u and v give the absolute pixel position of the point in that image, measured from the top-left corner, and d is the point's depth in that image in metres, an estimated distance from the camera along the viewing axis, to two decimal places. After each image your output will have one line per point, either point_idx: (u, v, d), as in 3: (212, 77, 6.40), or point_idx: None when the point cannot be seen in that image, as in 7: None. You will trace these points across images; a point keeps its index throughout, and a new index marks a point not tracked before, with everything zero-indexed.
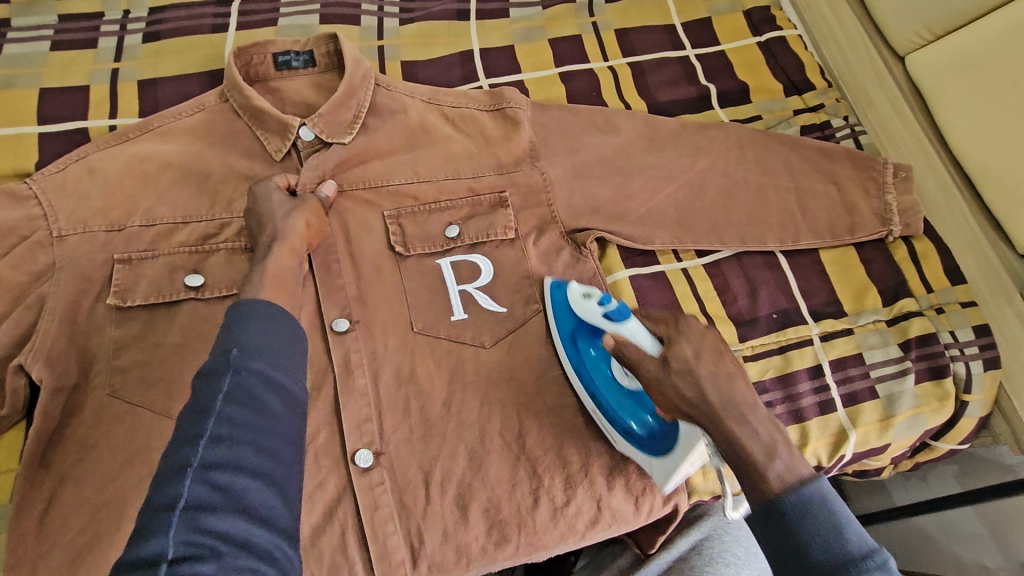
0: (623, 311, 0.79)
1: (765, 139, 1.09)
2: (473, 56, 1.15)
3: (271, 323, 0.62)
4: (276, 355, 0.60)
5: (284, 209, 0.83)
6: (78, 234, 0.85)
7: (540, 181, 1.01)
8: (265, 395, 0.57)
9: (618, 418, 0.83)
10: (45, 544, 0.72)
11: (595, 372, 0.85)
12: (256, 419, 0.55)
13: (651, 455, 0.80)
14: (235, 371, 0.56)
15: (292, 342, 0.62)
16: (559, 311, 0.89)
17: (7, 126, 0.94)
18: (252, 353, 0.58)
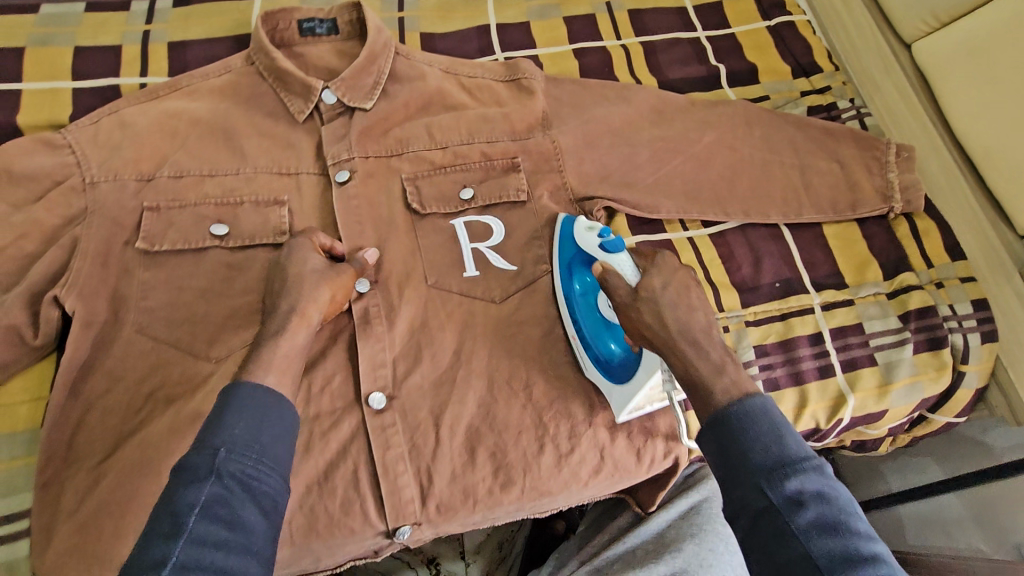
0: (618, 244, 0.79)
1: (772, 117, 1.12)
2: (490, 30, 1.19)
3: (263, 416, 0.65)
4: (262, 452, 0.63)
5: (307, 278, 0.82)
6: (109, 181, 0.88)
7: (551, 148, 1.04)
8: (267, 426, 0.65)
9: (592, 343, 0.86)
10: (72, 467, 0.75)
11: (582, 302, 0.88)
12: (255, 447, 0.63)
13: (613, 382, 0.84)
14: (218, 480, 0.60)
15: (281, 433, 0.66)
16: (564, 240, 0.92)
17: (43, 80, 0.98)
18: (238, 458, 0.61)
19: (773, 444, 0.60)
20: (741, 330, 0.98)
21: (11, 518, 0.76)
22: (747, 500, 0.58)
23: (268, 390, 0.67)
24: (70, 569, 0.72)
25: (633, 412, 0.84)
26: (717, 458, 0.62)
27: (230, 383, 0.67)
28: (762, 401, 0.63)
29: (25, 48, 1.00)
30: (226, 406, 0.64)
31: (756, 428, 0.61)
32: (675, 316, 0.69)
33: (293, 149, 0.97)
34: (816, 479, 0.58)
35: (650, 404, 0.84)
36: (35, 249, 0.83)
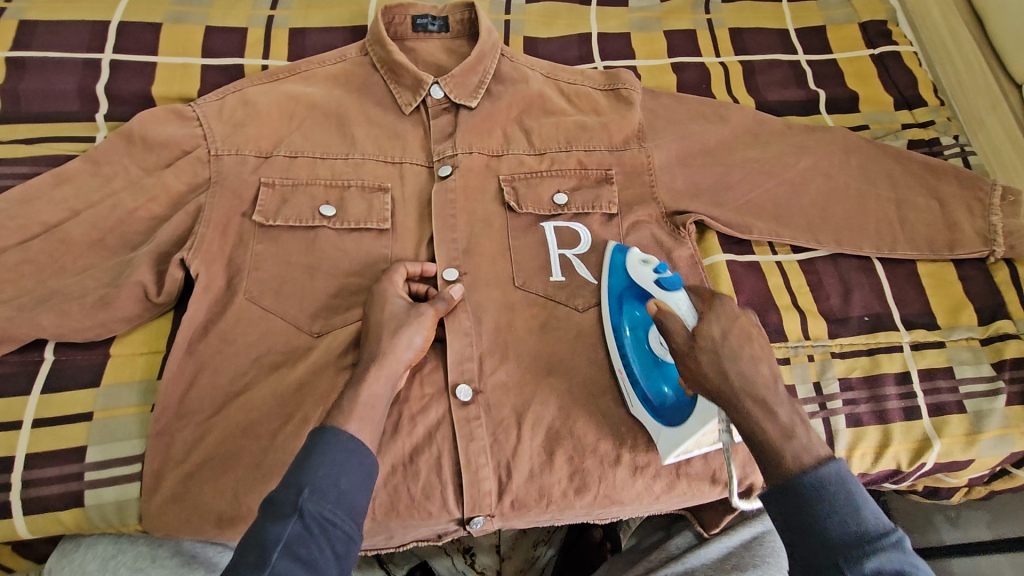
0: (676, 280, 0.82)
1: (872, 147, 1.10)
2: (590, 39, 1.20)
3: (346, 461, 0.65)
4: (342, 498, 0.63)
5: (397, 321, 0.82)
6: (232, 155, 0.93)
7: (646, 161, 1.04)
8: (347, 468, 0.64)
9: (642, 385, 0.85)
10: (182, 420, 0.80)
11: (631, 340, 0.87)
12: (337, 496, 0.62)
13: (664, 424, 0.82)
14: (300, 521, 0.60)
15: (361, 479, 0.65)
16: (614, 270, 0.92)
17: (176, 55, 1.04)
18: (319, 500, 0.61)
19: (848, 514, 0.59)
20: (826, 360, 0.97)
21: (125, 462, 0.79)
22: (819, 567, 0.58)
23: (353, 434, 0.67)
24: (173, 517, 0.77)
25: (680, 455, 0.83)
26: (788, 520, 0.62)
27: (319, 425, 0.67)
28: (840, 468, 0.62)
29: (161, 24, 1.06)
30: (315, 447, 0.65)
31: (831, 498, 0.60)
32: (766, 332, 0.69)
33: (399, 139, 1.00)
34: (897, 559, 0.56)
35: (698, 448, 0.83)
36: (162, 213, 0.89)
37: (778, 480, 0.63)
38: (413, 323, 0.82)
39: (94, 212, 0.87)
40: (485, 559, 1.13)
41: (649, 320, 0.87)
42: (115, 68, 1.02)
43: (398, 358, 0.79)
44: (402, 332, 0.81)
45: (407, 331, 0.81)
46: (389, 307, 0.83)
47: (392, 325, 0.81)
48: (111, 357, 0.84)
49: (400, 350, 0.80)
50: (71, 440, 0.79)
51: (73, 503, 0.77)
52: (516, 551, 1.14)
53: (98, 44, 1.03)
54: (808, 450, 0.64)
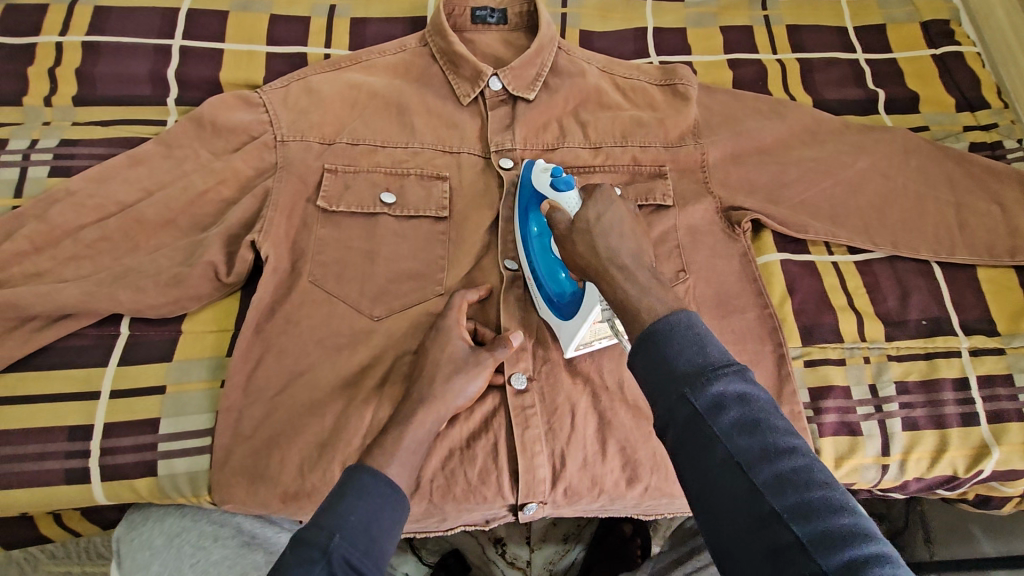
0: (568, 181, 0.83)
1: (932, 149, 1.08)
2: (646, 33, 1.20)
3: (380, 505, 0.64)
4: (372, 546, 0.62)
5: (453, 364, 0.80)
6: (297, 141, 0.95)
7: (700, 159, 1.04)
8: (381, 514, 0.64)
9: (543, 283, 0.87)
10: (251, 397, 0.82)
11: (538, 243, 0.88)
12: (365, 540, 0.61)
13: (561, 318, 0.84)
14: (327, 565, 0.59)
15: (392, 527, 0.64)
16: (520, 184, 0.93)
17: (242, 43, 1.07)
18: (349, 544, 0.60)
19: (694, 351, 0.54)
20: (882, 363, 0.96)
21: (197, 435, 0.81)
22: (673, 411, 0.53)
23: (389, 479, 0.66)
24: (240, 489, 0.79)
25: (581, 348, 0.85)
26: (646, 372, 0.56)
27: (356, 463, 0.67)
28: (690, 314, 0.57)
29: (229, 12, 1.09)
30: (350, 486, 0.64)
31: (679, 341, 0.55)
32: (607, 245, 0.67)
33: (455, 129, 1.01)
34: (738, 383, 0.52)
35: (598, 341, 0.84)
36: (231, 196, 0.92)
37: (644, 332, 0.57)
38: (469, 370, 0.80)
39: (167, 193, 0.90)
40: (516, 549, 1.14)
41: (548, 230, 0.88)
42: (185, 54, 1.05)
43: (447, 406, 0.78)
44: (457, 379, 0.79)
45: (461, 377, 0.80)
46: (449, 347, 0.82)
47: (448, 368, 0.80)
48: (182, 333, 0.87)
49: (451, 396, 0.78)
50: (145, 412, 0.82)
51: (146, 472, 0.80)
52: (547, 542, 1.15)
53: (169, 31, 1.06)
54: (670, 300, 0.60)
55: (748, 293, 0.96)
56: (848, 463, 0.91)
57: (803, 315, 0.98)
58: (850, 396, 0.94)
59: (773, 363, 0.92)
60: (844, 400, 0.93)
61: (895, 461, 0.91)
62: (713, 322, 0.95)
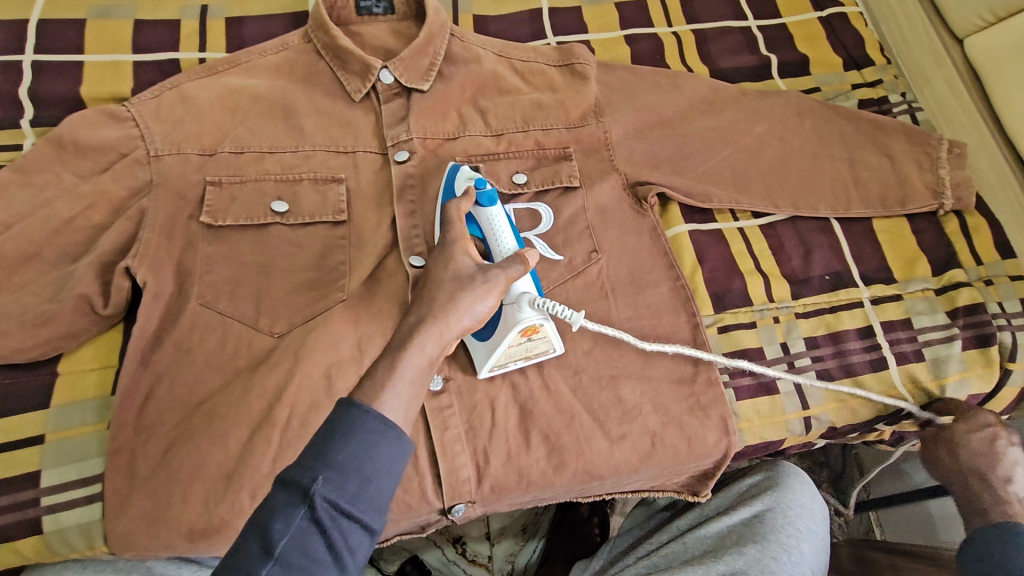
0: (491, 196, 0.83)
1: (821, 109, 1.12)
2: (541, 14, 1.18)
3: (373, 443, 0.57)
4: (363, 487, 0.56)
5: (458, 283, 0.71)
6: (173, 154, 0.89)
7: (602, 136, 1.04)
8: (374, 448, 0.57)
9: None
10: (143, 434, 0.76)
11: None
12: (351, 482, 0.56)
13: (478, 339, 0.81)
14: (312, 509, 0.54)
15: (391, 462, 0.58)
16: (447, 192, 0.91)
17: (104, 52, 0.98)
18: (337, 486, 0.55)
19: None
20: (791, 321, 0.97)
21: (84, 483, 0.75)
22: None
23: (383, 414, 0.59)
24: (140, 534, 0.73)
25: (496, 369, 0.82)
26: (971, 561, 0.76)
27: (346, 398, 0.60)
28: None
29: (86, 20, 1.00)
30: (338, 426, 0.57)
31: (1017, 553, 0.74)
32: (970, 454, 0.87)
33: (347, 127, 0.97)
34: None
35: (513, 362, 0.82)
36: (102, 220, 0.84)
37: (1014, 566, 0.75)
38: (477, 288, 0.70)
39: (27, 224, 0.82)
40: (477, 546, 1.14)
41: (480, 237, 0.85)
42: (38, 69, 0.95)
43: (449, 327, 0.68)
44: (464, 297, 0.69)
45: (469, 295, 0.70)
46: (454, 266, 0.73)
47: (451, 286, 0.70)
48: (60, 375, 0.80)
49: (456, 315, 0.68)
50: (24, 466, 0.75)
51: (31, 531, 0.73)
52: (505, 536, 1.15)
53: (17, 45, 0.96)
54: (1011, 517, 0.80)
55: (660, 267, 0.97)
56: (767, 420, 0.91)
57: (714, 282, 0.99)
58: (764, 356, 0.95)
59: (688, 333, 0.93)
60: (757, 361, 0.94)
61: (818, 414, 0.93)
62: (627, 299, 0.94)
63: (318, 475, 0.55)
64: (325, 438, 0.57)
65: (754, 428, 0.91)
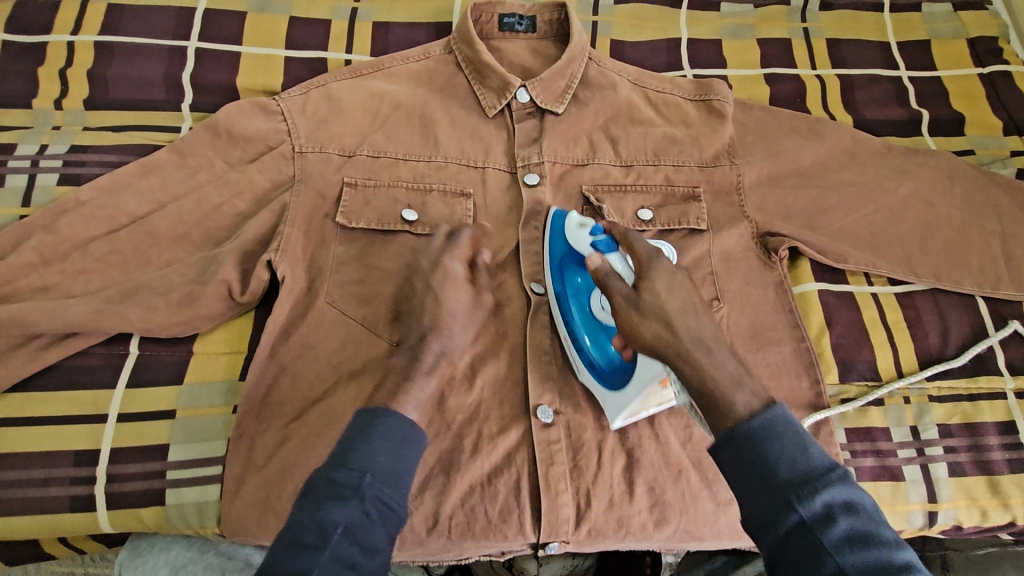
0: (608, 244, 0.81)
1: (974, 175, 1.04)
2: (680, 44, 1.15)
3: (404, 446, 0.66)
4: (397, 484, 0.63)
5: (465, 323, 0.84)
6: (316, 152, 0.91)
7: (735, 181, 0.99)
8: (406, 451, 0.66)
9: (577, 336, 0.82)
10: (263, 424, 0.79)
11: (574, 302, 0.83)
12: (390, 482, 0.63)
13: (609, 389, 0.79)
14: (361, 504, 0.60)
15: (413, 461, 0.66)
16: (555, 236, 0.87)
17: (259, 45, 1.02)
18: (381, 484, 0.62)
19: (796, 453, 0.58)
20: (923, 404, 0.90)
21: (205, 463, 0.78)
22: (775, 516, 0.57)
23: (409, 422, 0.67)
24: (251, 522, 0.75)
25: (630, 419, 0.78)
26: (738, 471, 0.59)
27: (373, 409, 0.68)
28: (816, 450, 0.58)
29: (246, 13, 1.04)
30: (370, 430, 0.65)
31: (779, 439, 0.59)
32: (684, 325, 0.67)
33: (476, 142, 0.97)
34: (845, 490, 0.57)
35: (648, 410, 0.78)
36: (245, 208, 0.88)
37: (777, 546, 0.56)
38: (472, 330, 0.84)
39: (180, 205, 0.86)
40: (524, 562, 0.93)
41: (592, 286, 0.83)
42: (200, 56, 1.00)
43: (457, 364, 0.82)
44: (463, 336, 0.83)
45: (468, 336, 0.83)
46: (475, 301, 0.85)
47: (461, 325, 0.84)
48: (193, 354, 0.83)
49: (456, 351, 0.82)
50: (153, 438, 0.78)
51: (154, 501, 0.77)
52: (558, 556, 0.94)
53: (183, 31, 1.01)
54: (758, 395, 0.62)
55: (784, 324, 0.92)
56: (890, 508, 0.85)
57: (842, 349, 0.92)
58: (890, 439, 0.88)
59: (810, 400, 0.88)
60: (882, 443, 0.87)
61: (945, 510, 0.85)
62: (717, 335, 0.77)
63: (365, 472, 0.62)
64: (363, 440, 0.64)
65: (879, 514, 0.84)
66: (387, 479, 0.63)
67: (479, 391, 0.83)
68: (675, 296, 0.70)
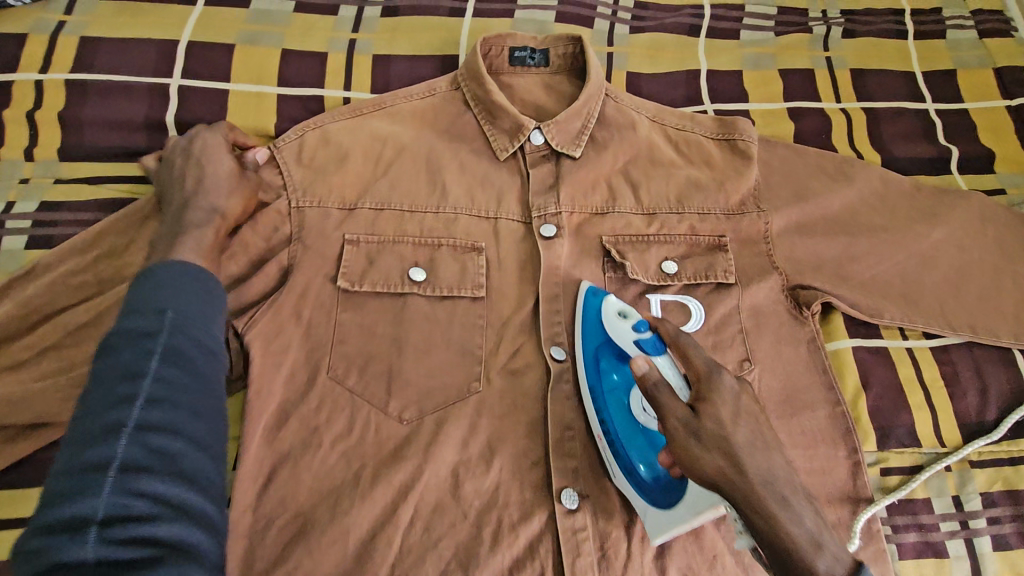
0: (655, 343, 0.74)
1: (1009, 219, 0.99)
2: (700, 75, 1.08)
3: (195, 294, 0.64)
4: (201, 344, 0.61)
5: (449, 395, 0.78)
6: (314, 208, 0.83)
7: (763, 229, 0.93)
8: (208, 323, 0.63)
9: (623, 452, 0.74)
10: (262, 518, 0.72)
11: (610, 398, 0.76)
12: (193, 371, 0.59)
13: (657, 507, 0.71)
14: (152, 379, 0.57)
15: (208, 316, 0.64)
16: (588, 324, 0.80)
17: (248, 82, 0.94)
18: (184, 330, 0.60)
19: None
20: (964, 472, 0.86)
21: None
22: None
23: (204, 271, 0.66)
24: None
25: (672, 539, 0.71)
26: None
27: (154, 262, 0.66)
28: None
29: (234, 46, 0.96)
30: (151, 278, 0.64)
31: None
32: (756, 466, 0.62)
33: (485, 189, 0.89)
34: None
35: (691, 528, 0.72)
36: (236, 269, 0.80)
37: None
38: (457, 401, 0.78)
39: None
40: None
41: (630, 382, 0.76)
42: (183, 95, 0.91)
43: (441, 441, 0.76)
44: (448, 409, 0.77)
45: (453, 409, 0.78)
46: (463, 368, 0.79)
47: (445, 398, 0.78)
48: None
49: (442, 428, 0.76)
50: None
51: None
52: None
53: (165, 68, 0.92)
54: (840, 561, 0.60)
55: (818, 387, 0.87)
56: None
57: (879, 414, 0.88)
58: (932, 510, 0.84)
59: (847, 471, 0.83)
60: (925, 516, 0.84)
61: None
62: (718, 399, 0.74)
63: (153, 357, 0.58)
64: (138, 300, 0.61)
65: None
66: (188, 381, 0.59)
67: (497, 472, 0.76)
68: (740, 427, 0.64)
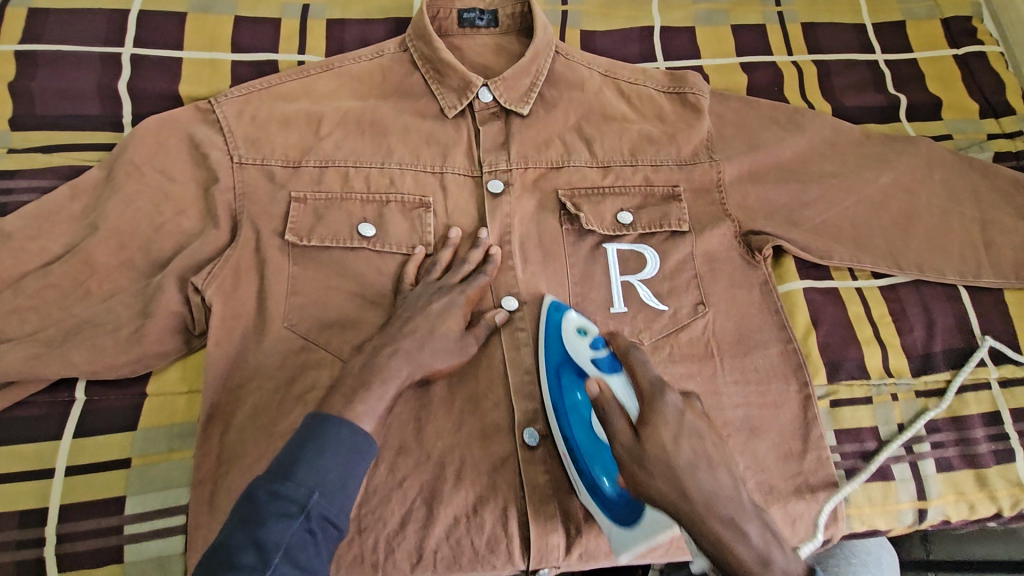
0: (611, 364, 0.75)
1: (953, 161, 1.02)
2: (653, 33, 1.10)
3: (342, 452, 0.64)
4: (337, 490, 0.62)
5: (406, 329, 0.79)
6: (257, 164, 0.85)
7: (716, 178, 0.95)
8: (340, 460, 0.63)
9: (587, 469, 0.73)
10: (225, 466, 0.74)
11: (575, 412, 0.76)
12: (333, 487, 0.62)
13: (620, 526, 0.70)
14: (305, 522, 0.60)
15: (351, 470, 0.64)
16: (549, 339, 0.80)
17: (201, 49, 0.94)
18: (326, 499, 0.62)
19: None
20: (910, 401, 0.90)
21: (166, 513, 0.75)
22: None
23: (363, 433, 0.66)
24: None
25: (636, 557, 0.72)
26: None
27: (322, 415, 0.66)
28: None
29: (186, 14, 0.96)
30: (315, 435, 0.64)
31: None
32: (703, 487, 0.64)
33: (442, 147, 0.91)
34: None
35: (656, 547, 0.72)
36: (192, 228, 0.82)
37: None
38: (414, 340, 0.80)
39: (120, 232, 0.79)
40: None
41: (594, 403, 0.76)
42: (135, 64, 0.91)
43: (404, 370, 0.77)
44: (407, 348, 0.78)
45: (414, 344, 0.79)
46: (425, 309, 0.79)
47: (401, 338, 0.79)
48: (146, 398, 0.79)
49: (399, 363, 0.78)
50: (107, 491, 0.75)
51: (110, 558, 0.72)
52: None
53: (115, 36, 0.92)
54: None
55: (770, 326, 0.89)
56: (882, 506, 0.85)
57: (829, 349, 0.92)
58: (880, 437, 0.88)
59: (798, 404, 0.86)
60: (872, 442, 0.88)
61: (935, 507, 0.85)
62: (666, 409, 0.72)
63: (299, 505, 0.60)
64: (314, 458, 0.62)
65: (868, 512, 0.85)
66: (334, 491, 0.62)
67: (457, 415, 0.78)
68: (683, 449, 0.64)
